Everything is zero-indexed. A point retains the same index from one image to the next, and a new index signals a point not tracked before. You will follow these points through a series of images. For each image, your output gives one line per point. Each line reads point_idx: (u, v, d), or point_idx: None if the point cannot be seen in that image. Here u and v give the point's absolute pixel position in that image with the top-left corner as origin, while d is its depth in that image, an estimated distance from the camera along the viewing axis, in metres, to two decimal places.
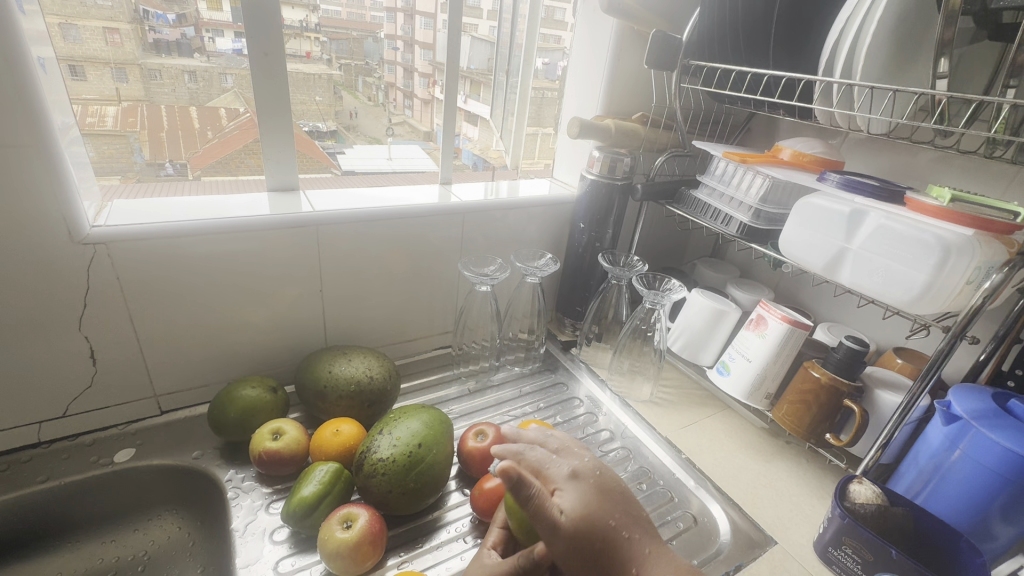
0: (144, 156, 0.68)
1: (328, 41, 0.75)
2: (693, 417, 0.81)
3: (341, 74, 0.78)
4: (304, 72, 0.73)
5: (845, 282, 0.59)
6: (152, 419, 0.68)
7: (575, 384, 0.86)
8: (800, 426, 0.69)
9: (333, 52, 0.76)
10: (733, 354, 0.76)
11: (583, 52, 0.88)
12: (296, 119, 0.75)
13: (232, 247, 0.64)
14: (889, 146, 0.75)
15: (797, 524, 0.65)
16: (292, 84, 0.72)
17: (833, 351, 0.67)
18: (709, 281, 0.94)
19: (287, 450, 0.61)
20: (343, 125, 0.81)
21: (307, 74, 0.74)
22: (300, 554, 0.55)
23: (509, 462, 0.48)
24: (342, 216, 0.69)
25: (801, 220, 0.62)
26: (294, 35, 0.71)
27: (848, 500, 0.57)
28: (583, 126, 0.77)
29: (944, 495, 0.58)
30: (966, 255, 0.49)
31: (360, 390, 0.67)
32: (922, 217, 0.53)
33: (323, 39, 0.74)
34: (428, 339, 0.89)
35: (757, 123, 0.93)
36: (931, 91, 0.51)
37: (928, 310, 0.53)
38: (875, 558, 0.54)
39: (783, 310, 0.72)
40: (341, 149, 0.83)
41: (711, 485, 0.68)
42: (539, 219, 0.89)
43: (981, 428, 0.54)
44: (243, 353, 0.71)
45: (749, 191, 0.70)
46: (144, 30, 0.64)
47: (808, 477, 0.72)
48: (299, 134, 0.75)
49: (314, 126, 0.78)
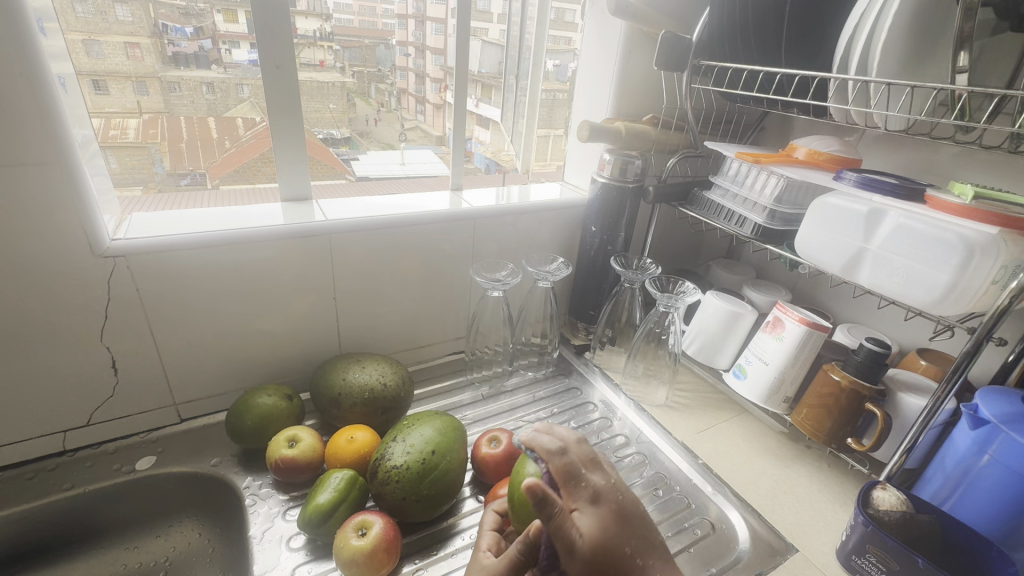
0: (164, 166, 0.71)
1: (341, 49, 0.76)
2: (710, 421, 0.80)
3: (353, 81, 0.79)
4: (316, 81, 0.75)
5: (864, 283, 0.58)
6: (172, 427, 0.70)
7: (589, 389, 0.85)
8: (821, 431, 0.67)
9: (346, 60, 0.77)
10: (749, 356, 0.74)
11: (590, 55, 0.87)
12: (310, 126, 0.77)
13: (250, 256, 0.65)
14: (910, 141, 0.73)
15: (819, 532, 0.63)
16: (306, 93, 0.74)
17: (854, 353, 0.65)
18: (724, 283, 0.93)
19: (303, 457, 0.62)
20: (356, 132, 0.83)
21: (321, 82, 0.75)
22: (316, 561, 0.56)
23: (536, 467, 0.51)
24: (354, 224, 0.70)
25: (817, 219, 0.60)
26: (308, 45, 0.72)
27: (871, 507, 0.56)
28: (594, 129, 0.77)
29: (972, 502, 0.56)
30: (990, 253, 0.47)
31: (374, 397, 0.68)
32: (944, 215, 0.51)
33: (336, 48, 0.75)
34: (441, 345, 0.89)
35: (771, 121, 0.92)
36: (951, 87, 0.50)
37: (952, 311, 0.51)
38: (901, 568, 0.52)
39: (800, 312, 0.70)
40: (355, 155, 0.85)
41: (729, 491, 0.67)
42: (550, 223, 0.88)
43: (1009, 432, 0.52)
44: (260, 361, 0.72)
45: (764, 191, 0.69)
46: (163, 43, 0.65)
47: (830, 483, 0.70)
48: (313, 142, 0.77)
49: (328, 134, 0.79)
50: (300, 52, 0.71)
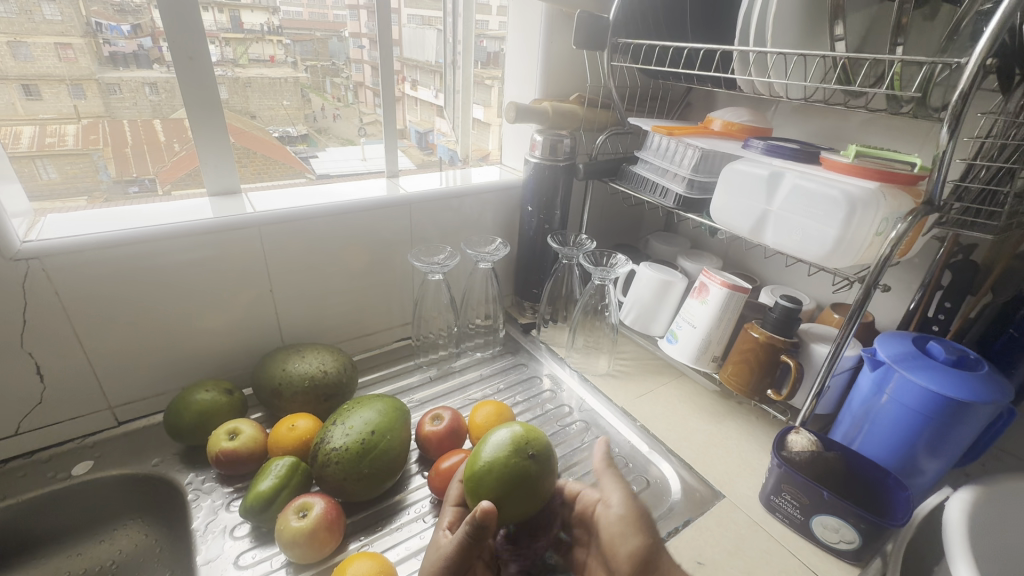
0: (110, 173, 0.69)
1: (293, 42, 0.77)
2: (649, 386, 0.83)
3: (308, 76, 0.80)
4: (270, 77, 0.76)
5: (769, 243, 0.61)
6: (109, 431, 0.69)
7: (536, 365, 0.88)
8: (744, 385, 0.71)
9: (298, 54, 0.78)
10: (680, 322, 0.78)
11: (517, 38, 0.88)
12: (267, 125, 0.78)
13: (178, 253, 0.64)
14: (821, 109, 0.78)
15: (745, 478, 0.67)
16: (258, 90, 0.75)
17: (770, 311, 0.69)
18: (660, 255, 0.97)
19: (244, 448, 0.62)
20: (314, 128, 0.83)
21: (274, 78, 0.76)
22: (260, 546, 0.57)
23: (487, 446, 0.51)
24: (283, 215, 0.70)
25: (727, 186, 0.64)
26: (257, 40, 0.73)
27: (785, 449, 0.61)
28: (520, 110, 0.79)
29: (875, 438, 0.61)
30: (871, 207, 0.51)
31: (315, 384, 0.68)
32: (834, 174, 0.55)
33: (286, 41, 0.76)
34: (388, 332, 0.89)
35: (695, 96, 0.95)
36: (833, 53, 0.53)
37: (844, 262, 0.55)
38: (811, 501, 0.57)
39: (723, 276, 0.74)
40: (314, 153, 0.84)
41: (663, 448, 0.71)
42: (492, 206, 0.90)
43: (901, 371, 0.57)
44: (198, 359, 0.71)
45: (684, 161, 0.72)
46: (98, 44, 0.64)
47: (757, 433, 0.74)
48: (269, 140, 0.78)
49: (284, 132, 0.80)
50: (249, 46, 0.72)
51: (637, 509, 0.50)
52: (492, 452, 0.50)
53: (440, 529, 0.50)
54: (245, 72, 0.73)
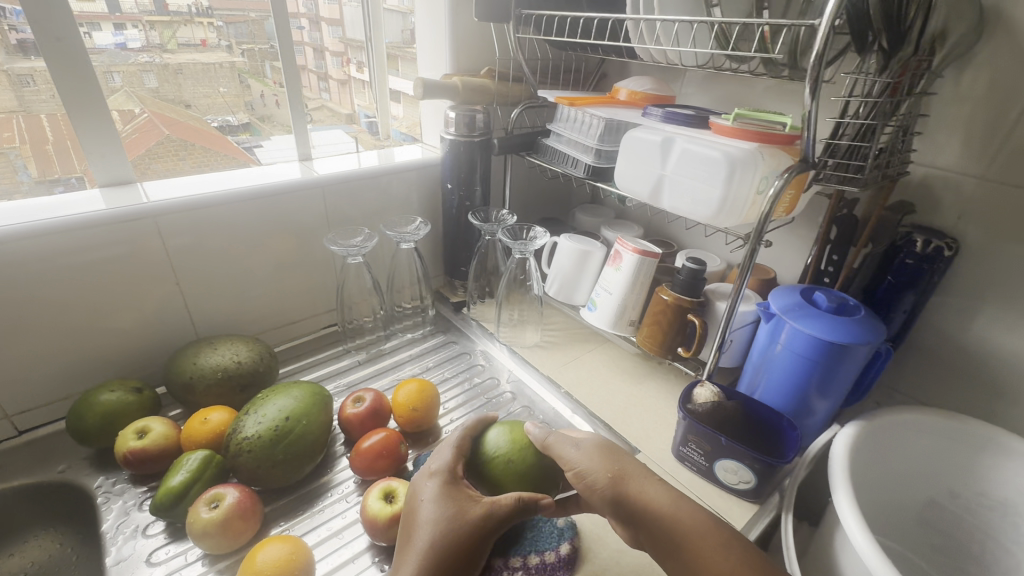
0: (32, 173, 0.67)
1: (224, 24, 0.77)
2: (575, 354, 0.86)
3: (245, 60, 0.80)
4: (202, 62, 0.77)
5: (667, 208, 0.63)
6: (8, 441, 0.65)
7: (467, 342, 0.89)
8: (657, 347, 0.74)
9: (231, 37, 0.78)
10: (598, 289, 0.80)
11: (424, 12, 0.86)
12: (202, 113, 0.80)
13: (65, 249, 0.61)
14: (724, 76, 0.81)
15: (659, 433, 0.71)
16: (192, 76, 0.77)
17: (678, 273, 0.72)
18: (585, 226, 0.99)
19: (154, 446, 0.60)
20: (255, 116, 0.85)
21: (206, 64, 0.77)
22: (176, 541, 0.56)
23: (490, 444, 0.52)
24: (182, 204, 0.67)
25: (627, 154, 0.65)
26: (186, 23, 0.74)
27: (690, 402, 0.64)
28: (427, 85, 0.77)
29: (772, 385, 0.65)
30: (749, 167, 0.54)
31: (229, 376, 0.67)
32: (719, 138, 0.57)
33: (217, 23, 0.76)
34: (314, 319, 0.88)
35: (609, 67, 0.96)
36: (711, 19, 0.55)
37: (731, 222, 0.58)
38: (712, 448, 0.61)
39: (635, 242, 0.77)
40: (258, 142, 0.85)
41: (585, 411, 0.73)
42: (416, 185, 0.90)
43: (790, 321, 0.61)
44: (103, 360, 0.68)
45: (590, 132, 0.73)
46: (5, 30, 0.60)
47: (673, 391, 0.78)
48: (206, 129, 0.80)
49: (223, 121, 0.82)
50: (177, 30, 0.73)
51: (600, 452, 0.49)
52: (501, 448, 0.51)
53: (424, 497, 0.46)
54: (175, 57, 0.74)
